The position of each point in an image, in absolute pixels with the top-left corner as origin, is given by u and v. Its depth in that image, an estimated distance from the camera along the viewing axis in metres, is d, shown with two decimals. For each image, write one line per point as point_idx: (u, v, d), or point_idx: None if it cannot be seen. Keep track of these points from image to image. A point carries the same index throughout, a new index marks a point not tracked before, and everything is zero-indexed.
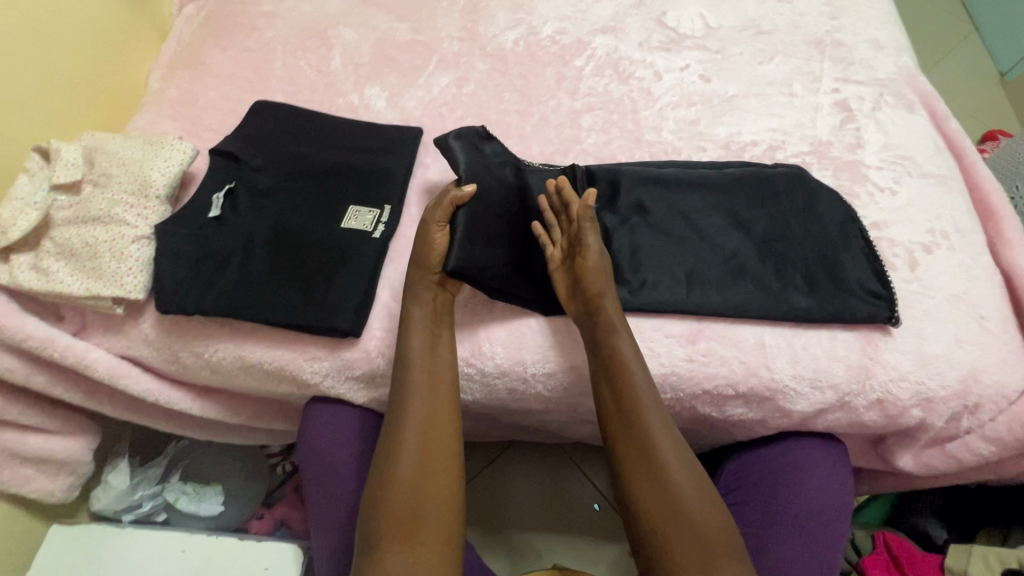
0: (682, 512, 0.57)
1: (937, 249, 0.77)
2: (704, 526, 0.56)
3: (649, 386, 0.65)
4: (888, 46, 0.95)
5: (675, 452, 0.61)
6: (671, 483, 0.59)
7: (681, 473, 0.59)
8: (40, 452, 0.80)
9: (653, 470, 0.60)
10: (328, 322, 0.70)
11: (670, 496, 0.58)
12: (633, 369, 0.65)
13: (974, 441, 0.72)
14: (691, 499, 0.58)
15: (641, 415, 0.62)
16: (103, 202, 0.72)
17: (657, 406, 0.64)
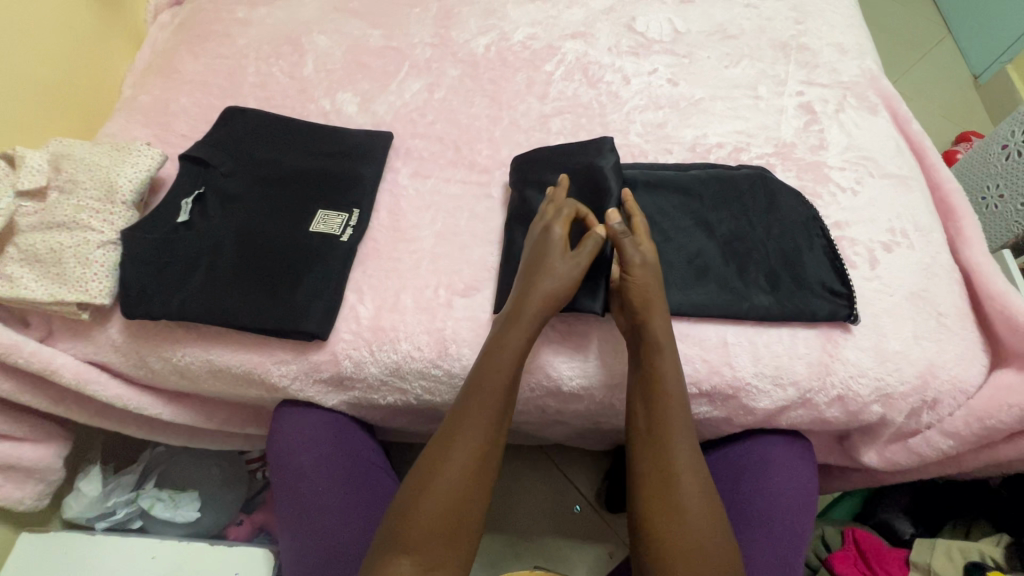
0: (692, 541, 0.60)
1: (897, 247, 0.78)
2: (711, 557, 0.60)
3: (684, 415, 0.65)
4: (852, 50, 0.97)
5: (698, 481, 0.63)
6: (689, 512, 0.61)
7: (701, 503, 0.61)
8: (8, 459, 0.80)
9: (675, 496, 0.62)
10: (294, 326, 0.71)
11: (687, 526, 0.60)
12: (670, 392, 0.65)
13: (934, 436, 0.73)
14: (707, 531, 0.60)
15: (670, 441, 0.64)
16: (68, 208, 0.73)
17: (690, 436, 0.65)
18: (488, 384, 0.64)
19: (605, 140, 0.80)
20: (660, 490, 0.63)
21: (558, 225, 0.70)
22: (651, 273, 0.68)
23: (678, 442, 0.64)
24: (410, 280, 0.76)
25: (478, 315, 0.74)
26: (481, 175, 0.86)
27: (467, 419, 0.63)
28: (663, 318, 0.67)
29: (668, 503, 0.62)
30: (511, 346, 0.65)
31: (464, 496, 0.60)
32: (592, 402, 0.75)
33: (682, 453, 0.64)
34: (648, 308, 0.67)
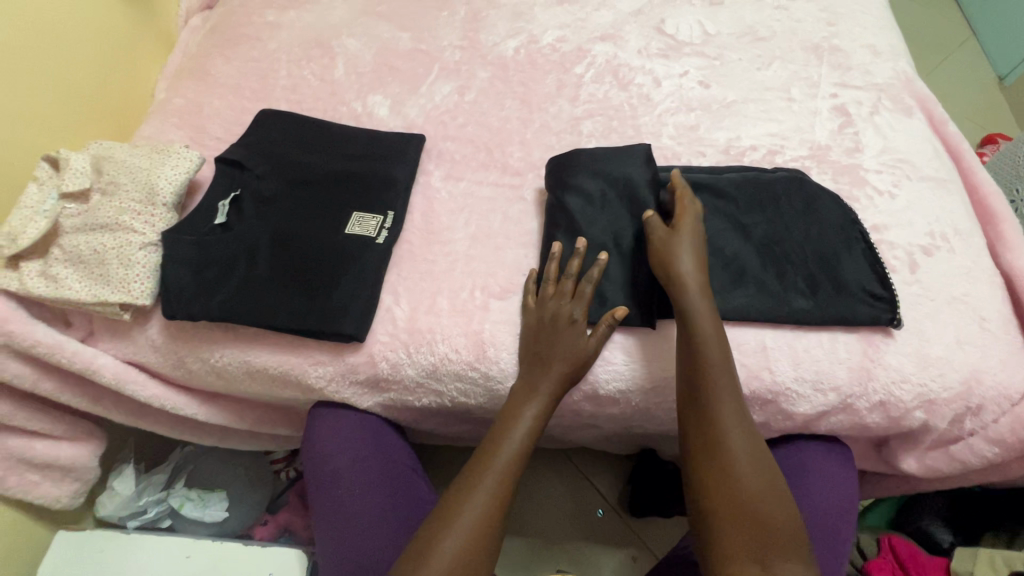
0: (747, 504, 0.58)
1: (937, 251, 0.77)
2: (769, 526, 0.56)
3: (731, 382, 0.64)
4: (885, 51, 0.96)
5: (750, 449, 0.61)
6: (738, 471, 0.60)
7: (752, 467, 0.60)
8: (47, 458, 0.81)
9: (722, 461, 0.61)
10: (333, 328, 0.71)
11: (738, 490, 0.59)
12: (714, 357, 0.65)
13: (977, 443, 0.72)
14: (762, 497, 0.58)
15: (717, 405, 0.63)
16: (111, 210, 0.73)
17: (738, 402, 0.64)
18: (508, 435, 0.67)
19: (641, 149, 0.79)
20: (707, 456, 0.62)
21: (579, 310, 0.70)
22: (688, 243, 0.70)
23: (725, 408, 0.63)
24: (445, 282, 0.77)
25: (515, 318, 0.74)
26: (514, 178, 0.86)
27: (491, 459, 0.66)
28: (699, 281, 0.68)
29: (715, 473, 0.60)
30: (532, 401, 0.69)
31: (482, 537, 0.61)
32: (627, 405, 0.75)
33: (729, 419, 0.62)
34: (679, 276, 0.68)
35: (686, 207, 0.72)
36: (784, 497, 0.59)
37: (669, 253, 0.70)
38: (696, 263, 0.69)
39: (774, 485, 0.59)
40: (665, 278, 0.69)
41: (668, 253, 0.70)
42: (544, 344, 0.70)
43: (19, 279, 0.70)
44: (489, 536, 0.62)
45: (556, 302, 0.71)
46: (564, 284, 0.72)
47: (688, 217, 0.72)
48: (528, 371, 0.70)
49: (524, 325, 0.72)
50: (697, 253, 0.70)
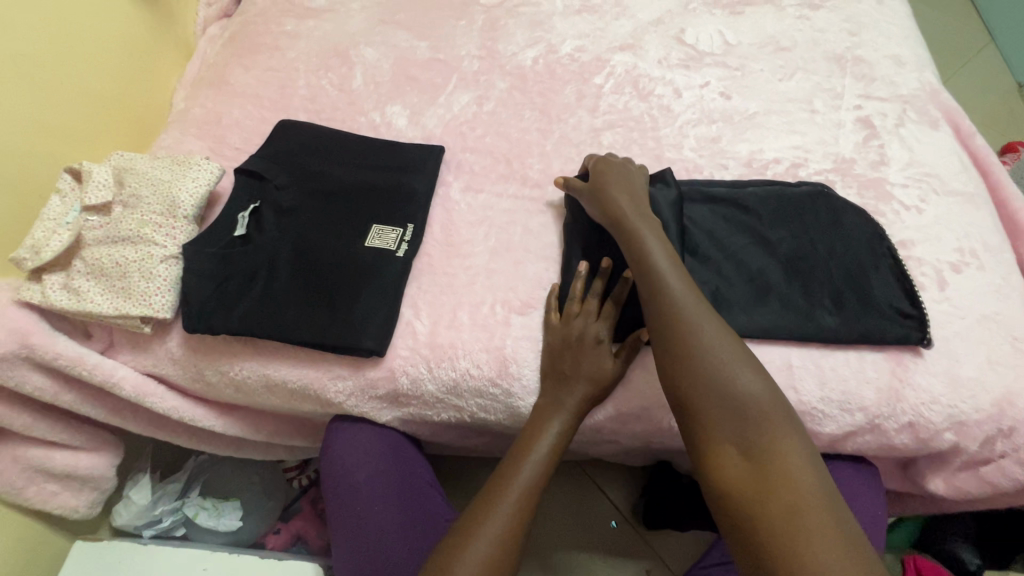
0: (725, 392, 0.57)
1: (966, 268, 0.76)
2: (753, 409, 0.56)
3: (686, 281, 0.65)
4: (910, 62, 0.95)
5: (722, 342, 0.60)
6: (712, 363, 0.59)
7: (726, 354, 0.59)
8: (66, 468, 0.81)
9: (694, 358, 0.59)
10: (353, 343, 0.71)
11: (718, 382, 0.58)
12: (662, 263, 0.65)
13: (1009, 466, 0.70)
14: (743, 381, 0.57)
15: (677, 305, 0.62)
16: (133, 222, 0.73)
17: (699, 298, 0.63)
18: (533, 451, 0.67)
19: (662, 173, 0.80)
20: (677, 356, 0.60)
21: (605, 332, 0.70)
22: (611, 180, 0.75)
23: (688, 308, 0.62)
24: (466, 296, 0.76)
25: (536, 333, 0.74)
26: (534, 190, 0.85)
27: (516, 475, 0.66)
28: (631, 204, 0.72)
29: (688, 368, 0.59)
30: (555, 419, 0.69)
31: (506, 549, 0.61)
32: (648, 423, 0.74)
33: (696, 316, 0.61)
34: (612, 206, 0.72)
35: (602, 164, 0.78)
36: (766, 381, 0.58)
37: (600, 194, 0.74)
38: (622, 191, 0.74)
39: (748, 367, 0.59)
40: (604, 213, 0.73)
41: (596, 196, 0.75)
42: (568, 361, 0.69)
43: (41, 291, 0.70)
44: (513, 547, 0.62)
45: (582, 322, 0.71)
46: (590, 303, 0.72)
47: (602, 165, 0.78)
48: (553, 388, 0.70)
49: (547, 343, 0.72)
50: (622, 184, 0.75)
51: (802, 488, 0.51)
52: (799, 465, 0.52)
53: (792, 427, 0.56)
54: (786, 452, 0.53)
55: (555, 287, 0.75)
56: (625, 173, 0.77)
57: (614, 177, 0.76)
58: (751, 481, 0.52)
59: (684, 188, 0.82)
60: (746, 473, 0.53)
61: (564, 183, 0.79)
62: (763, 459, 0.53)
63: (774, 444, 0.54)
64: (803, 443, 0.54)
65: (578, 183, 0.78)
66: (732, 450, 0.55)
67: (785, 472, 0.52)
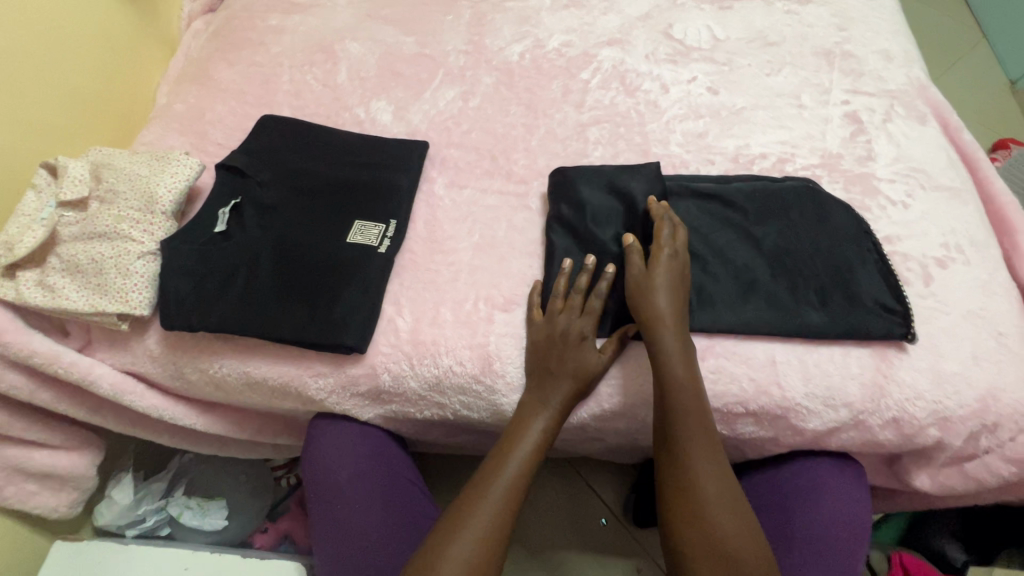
0: (723, 554, 0.59)
1: (952, 263, 0.75)
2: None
3: (704, 423, 0.64)
4: (899, 57, 0.94)
5: (726, 500, 0.61)
6: (716, 524, 0.60)
7: (729, 515, 0.60)
8: (45, 468, 0.80)
9: (699, 517, 0.61)
10: (334, 339, 0.70)
11: (718, 545, 0.59)
12: (686, 405, 0.64)
13: (993, 461, 0.70)
14: (741, 544, 0.59)
15: (689, 449, 0.63)
16: (109, 218, 0.73)
17: (713, 447, 0.63)
18: (517, 447, 0.66)
19: (650, 163, 0.80)
20: (683, 506, 0.62)
21: (587, 329, 0.70)
22: (666, 280, 0.68)
23: (701, 458, 0.63)
24: (449, 293, 0.75)
25: (520, 330, 0.73)
26: (519, 186, 0.84)
27: (500, 470, 0.65)
28: (675, 321, 0.67)
29: (692, 525, 0.61)
30: (539, 419, 0.68)
31: (488, 551, 0.60)
32: (633, 420, 0.74)
33: (706, 466, 0.63)
34: (656, 316, 0.67)
35: (664, 243, 0.70)
36: (764, 550, 0.60)
37: (646, 285, 0.68)
38: (670, 289, 0.68)
39: (750, 528, 0.60)
40: (639, 308, 0.68)
41: (640, 288, 0.69)
42: (551, 360, 0.69)
43: (16, 288, 0.70)
44: (496, 548, 0.61)
45: (566, 318, 0.70)
46: (574, 300, 0.71)
47: (665, 246, 0.70)
48: (537, 385, 0.69)
49: (531, 340, 0.71)
50: (675, 291, 0.68)
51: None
52: None
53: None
54: None
55: (539, 283, 0.74)
56: (682, 275, 0.70)
57: (669, 276, 0.69)
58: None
59: (670, 181, 0.81)
60: None
61: (628, 249, 0.72)
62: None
63: None
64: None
65: (636, 261, 0.71)
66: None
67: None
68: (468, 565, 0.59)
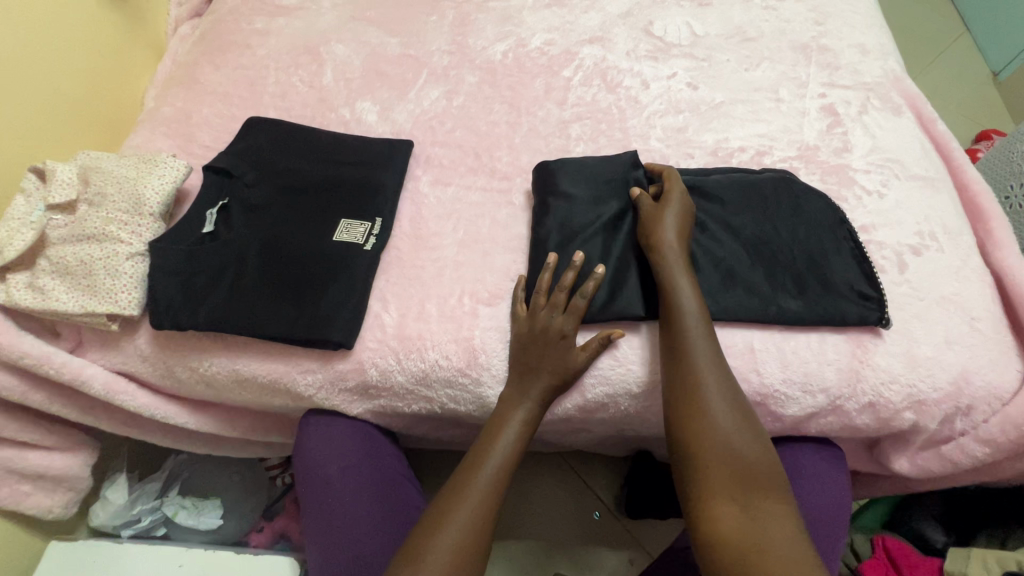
0: (727, 449, 0.60)
1: (926, 251, 0.77)
2: (752, 466, 0.59)
3: (708, 337, 0.66)
4: (875, 50, 0.96)
5: (728, 401, 0.63)
6: (716, 415, 0.62)
7: (730, 410, 0.62)
8: (40, 469, 0.81)
9: (703, 416, 0.62)
10: (321, 336, 0.71)
11: (718, 434, 0.61)
12: (688, 313, 0.67)
13: (968, 443, 0.71)
14: (739, 438, 0.60)
15: (691, 348, 0.66)
16: (98, 220, 0.74)
17: (716, 355, 0.66)
18: (502, 438, 0.68)
19: (630, 156, 0.81)
20: (686, 404, 0.63)
21: (570, 326, 0.70)
22: (673, 213, 0.73)
23: (706, 366, 0.64)
24: (434, 288, 0.77)
25: (504, 324, 0.74)
26: (502, 182, 0.86)
27: (485, 460, 0.67)
28: (680, 251, 0.71)
29: (693, 415, 0.62)
30: (521, 412, 0.69)
31: (477, 536, 0.62)
32: (615, 412, 0.75)
33: (711, 373, 0.64)
34: (661, 243, 0.72)
35: (676, 185, 0.76)
36: (764, 446, 0.60)
37: (654, 217, 0.74)
38: (677, 221, 0.73)
39: (751, 426, 0.62)
40: (648, 237, 0.73)
41: (649, 218, 0.74)
42: (533, 355, 0.70)
43: (7, 291, 0.71)
44: (482, 536, 0.63)
45: (547, 315, 0.71)
46: (557, 297, 0.71)
47: (675, 187, 0.75)
48: (519, 380, 0.70)
49: (514, 334, 0.72)
50: (678, 231, 0.72)
51: (790, 543, 0.52)
52: (786, 532, 0.53)
53: (783, 490, 0.58)
54: (778, 519, 0.55)
55: (523, 279, 0.75)
56: (686, 218, 0.74)
57: (671, 221, 0.73)
58: (744, 531, 0.54)
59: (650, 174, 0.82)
60: (738, 529, 0.55)
61: (636, 200, 0.77)
62: (755, 518, 0.55)
63: (766, 502, 0.56)
64: (790, 505, 0.57)
65: (647, 204, 0.76)
66: (728, 503, 0.57)
67: (774, 532, 0.53)
68: (455, 551, 0.60)
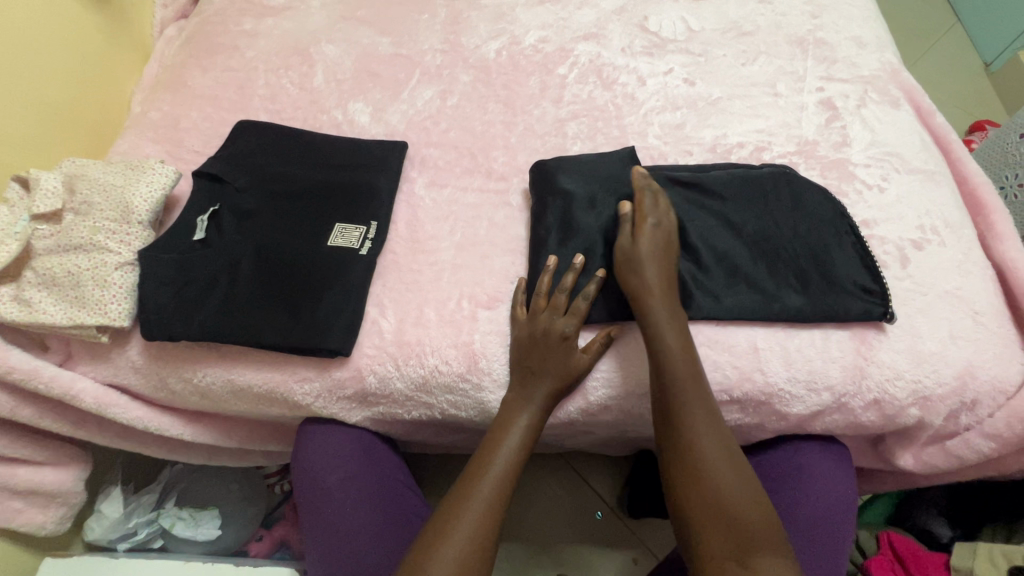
0: (724, 508, 0.59)
1: (928, 245, 0.76)
2: (751, 527, 0.57)
3: (699, 388, 0.65)
4: (871, 43, 0.95)
5: (724, 455, 0.62)
6: (713, 476, 0.60)
7: (727, 470, 0.61)
8: (31, 485, 0.80)
9: (699, 475, 0.61)
10: (318, 344, 0.70)
11: (716, 498, 0.59)
12: (677, 366, 0.65)
13: (973, 438, 0.71)
14: (737, 497, 0.59)
15: (683, 406, 0.64)
16: (85, 230, 0.72)
17: (709, 410, 0.64)
18: (504, 444, 0.67)
19: (630, 151, 0.81)
20: (682, 463, 0.62)
21: (571, 328, 0.69)
22: (649, 250, 0.70)
23: (696, 412, 0.64)
24: (432, 293, 0.75)
25: (504, 326, 0.73)
26: (500, 183, 0.84)
27: (484, 473, 0.65)
28: (662, 290, 0.69)
29: (690, 475, 0.61)
30: (524, 416, 0.68)
31: (483, 542, 0.61)
32: (617, 414, 0.74)
33: (701, 421, 0.63)
34: (644, 286, 0.68)
35: (649, 214, 0.72)
36: (763, 504, 0.59)
37: (632, 255, 0.70)
38: (655, 260, 0.70)
39: (749, 483, 0.61)
40: (628, 279, 0.70)
41: (627, 257, 0.70)
42: (533, 361, 0.69)
43: None
44: (486, 547, 0.61)
45: (548, 318, 0.70)
46: (557, 299, 0.70)
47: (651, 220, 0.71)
48: (520, 384, 0.69)
49: (514, 338, 0.71)
50: (662, 256, 0.70)
51: None
52: None
53: (784, 548, 0.57)
54: None
55: (522, 282, 0.74)
56: (669, 241, 0.72)
57: (656, 244, 0.71)
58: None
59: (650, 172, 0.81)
60: None
61: (623, 216, 0.73)
62: (753, 574, 0.54)
63: (768, 563, 0.55)
64: (789, 560, 0.56)
65: (625, 235, 0.72)
66: (729, 567, 0.56)
67: None
68: (458, 563, 0.59)
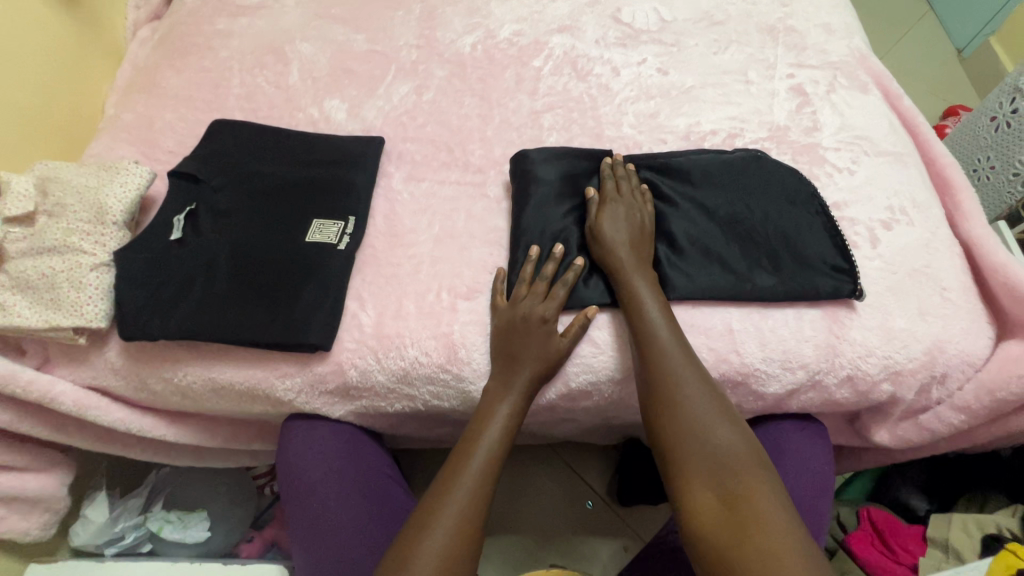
0: (700, 438, 0.60)
1: (896, 224, 0.78)
2: (729, 454, 0.59)
3: (673, 333, 0.67)
4: (840, 29, 0.97)
5: (703, 389, 0.64)
6: (690, 407, 0.62)
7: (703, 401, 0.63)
8: (13, 491, 0.79)
9: (677, 409, 0.63)
10: (296, 339, 0.70)
11: (695, 429, 0.61)
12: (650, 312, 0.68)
13: (945, 411, 0.73)
14: (715, 426, 0.61)
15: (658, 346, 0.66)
16: (58, 232, 0.72)
17: (685, 350, 0.66)
18: (486, 433, 0.67)
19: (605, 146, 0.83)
20: (661, 400, 0.64)
21: (551, 312, 0.70)
22: (614, 220, 0.74)
23: (679, 367, 0.65)
24: (412, 285, 0.76)
25: (484, 317, 0.74)
26: (477, 175, 0.85)
27: (468, 461, 0.66)
28: (631, 252, 0.72)
29: (668, 409, 0.63)
30: (507, 403, 0.69)
31: (471, 525, 0.62)
32: (598, 399, 0.75)
33: (678, 365, 0.65)
34: (611, 246, 0.72)
35: (612, 193, 0.76)
36: (741, 433, 0.61)
37: (598, 229, 0.74)
38: (621, 228, 0.73)
39: (726, 412, 0.62)
40: (599, 246, 0.73)
41: (595, 230, 0.74)
42: (512, 347, 0.69)
43: None
44: (472, 534, 0.62)
45: (528, 304, 0.70)
46: (537, 286, 0.71)
47: (613, 198, 0.75)
48: (501, 372, 0.70)
49: (495, 326, 0.71)
50: (624, 227, 0.74)
51: (776, 525, 0.53)
52: (771, 512, 0.54)
53: (765, 472, 0.58)
54: (761, 499, 0.55)
55: (501, 272, 0.74)
56: (630, 212, 0.75)
57: (617, 217, 0.74)
58: (726, 520, 0.54)
59: (625, 159, 0.82)
60: (722, 519, 0.55)
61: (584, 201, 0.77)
62: (738, 500, 0.55)
63: (748, 486, 0.56)
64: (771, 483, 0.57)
65: (591, 215, 0.76)
66: (709, 496, 0.57)
67: (760, 512, 0.54)
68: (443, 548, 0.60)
